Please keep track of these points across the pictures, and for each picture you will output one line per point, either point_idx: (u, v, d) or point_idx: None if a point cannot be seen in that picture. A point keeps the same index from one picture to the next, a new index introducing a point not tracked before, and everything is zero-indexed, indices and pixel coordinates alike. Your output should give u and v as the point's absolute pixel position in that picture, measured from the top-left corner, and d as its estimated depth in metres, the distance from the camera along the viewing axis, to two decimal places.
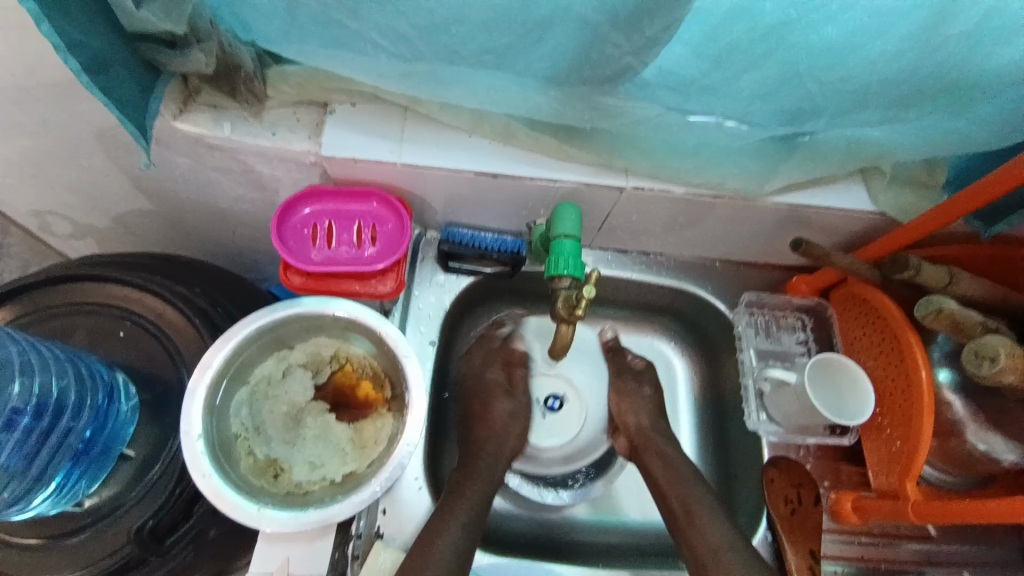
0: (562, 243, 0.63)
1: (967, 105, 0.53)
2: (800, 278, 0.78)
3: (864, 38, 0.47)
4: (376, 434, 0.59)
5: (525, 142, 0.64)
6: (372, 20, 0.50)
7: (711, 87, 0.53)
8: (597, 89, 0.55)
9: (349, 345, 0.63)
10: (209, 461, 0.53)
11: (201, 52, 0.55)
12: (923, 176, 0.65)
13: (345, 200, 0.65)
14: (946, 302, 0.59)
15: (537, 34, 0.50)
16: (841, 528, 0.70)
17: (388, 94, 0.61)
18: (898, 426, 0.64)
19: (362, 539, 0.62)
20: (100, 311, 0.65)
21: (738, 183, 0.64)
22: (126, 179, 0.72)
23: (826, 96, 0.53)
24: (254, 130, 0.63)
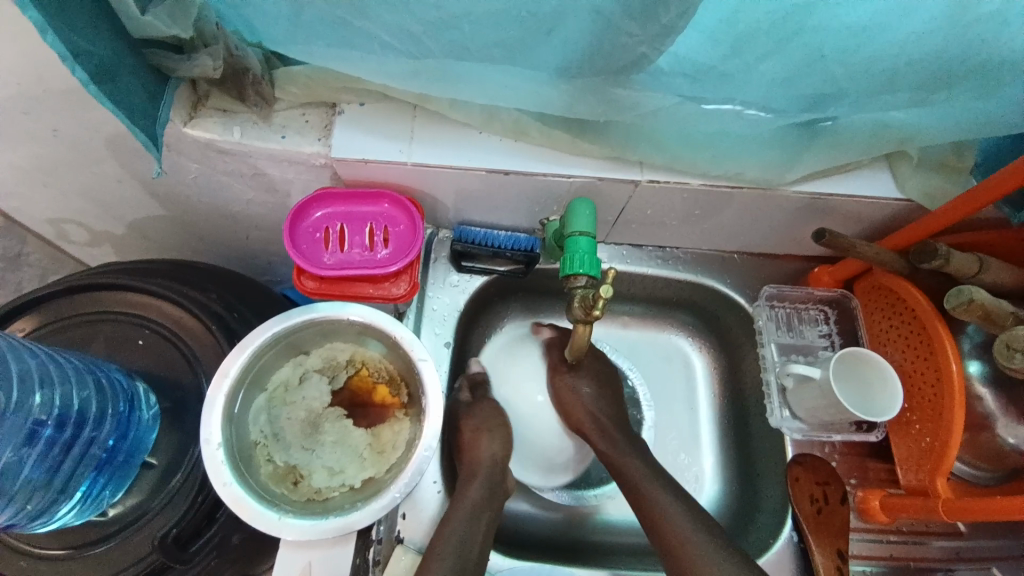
0: (577, 241, 0.61)
1: (1002, 85, 0.51)
2: (823, 270, 0.77)
3: (891, 17, 0.45)
4: (394, 438, 0.59)
5: (538, 138, 0.62)
6: (378, 19, 0.49)
7: (731, 74, 0.51)
8: (611, 81, 0.53)
9: (365, 349, 0.63)
10: (230, 469, 0.53)
11: (208, 57, 0.55)
12: (952, 161, 0.63)
13: (356, 202, 0.64)
14: (977, 291, 0.56)
15: (548, 28, 0.48)
16: (868, 526, 0.69)
17: (396, 92, 0.60)
18: (928, 421, 0.62)
19: (382, 543, 0.61)
20: (117, 319, 0.66)
21: (759, 174, 0.62)
22: (138, 185, 0.72)
23: (852, 81, 0.51)
24: (263, 134, 0.62)
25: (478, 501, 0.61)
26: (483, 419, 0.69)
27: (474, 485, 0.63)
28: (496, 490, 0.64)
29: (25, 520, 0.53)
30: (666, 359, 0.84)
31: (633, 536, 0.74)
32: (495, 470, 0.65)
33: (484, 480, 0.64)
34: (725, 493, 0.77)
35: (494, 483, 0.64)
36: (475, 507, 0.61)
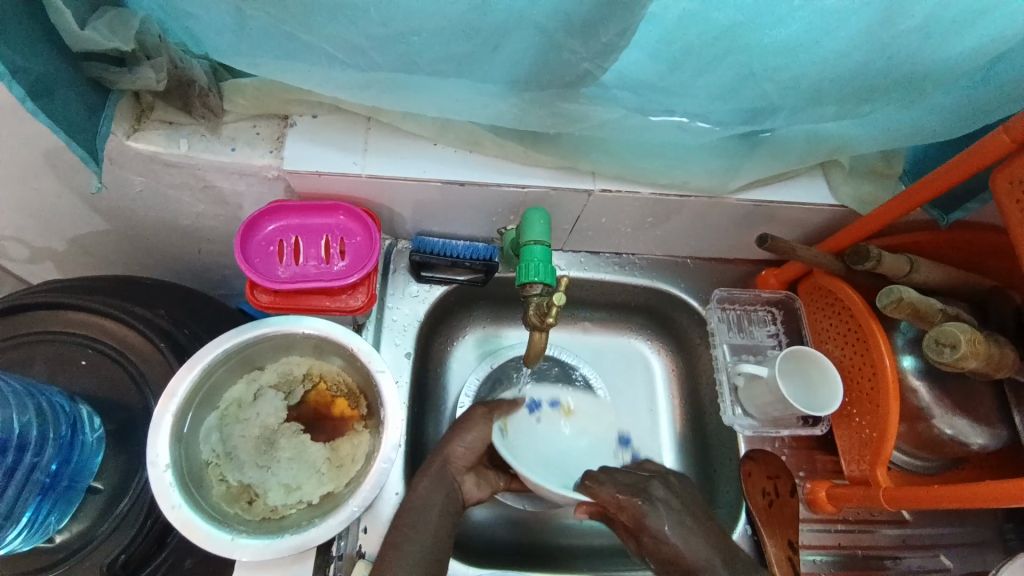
0: (533, 249, 0.62)
1: (920, 96, 0.55)
2: (770, 271, 0.80)
3: (815, 37, 0.47)
4: (353, 452, 0.58)
5: (491, 149, 0.63)
6: (325, 33, 0.49)
7: (671, 89, 0.54)
8: (559, 94, 0.55)
9: (322, 363, 0.62)
10: (179, 491, 0.51)
11: (150, 70, 0.54)
12: (882, 167, 0.67)
13: (311, 214, 0.63)
14: (905, 290, 0.58)
15: (494, 43, 0.49)
16: (817, 516, 0.71)
17: (348, 104, 0.60)
18: (867, 415, 0.65)
19: (343, 560, 0.60)
20: (57, 339, 0.63)
21: (703, 182, 0.65)
22: (79, 199, 0.69)
23: (784, 95, 0.54)
24: (211, 146, 0.61)
25: (425, 496, 0.60)
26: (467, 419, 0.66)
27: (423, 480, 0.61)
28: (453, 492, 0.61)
29: None
30: (627, 363, 0.86)
31: (598, 539, 0.75)
32: (451, 468, 0.62)
33: (431, 479, 0.61)
34: None
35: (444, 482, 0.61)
36: (421, 503, 0.59)
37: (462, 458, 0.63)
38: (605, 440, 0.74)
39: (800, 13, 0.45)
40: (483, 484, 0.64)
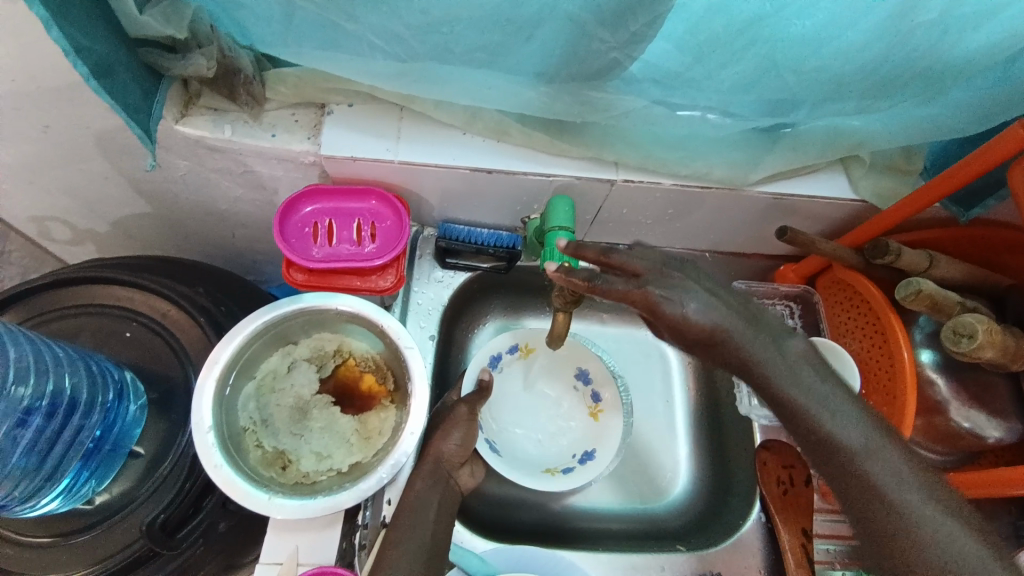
0: (556, 234, 0.64)
1: (942, 91, 0.56)
2: (788, 267, 0.82)
3: (838, 29, 0.49)
4: (380, 425, 0.60)
5: (517, 138, 0.66)
6: (368, 22, 0.51)
7: (695, 81, 0.55)
8: (586, 85, 0.57)
9: (352, 340, 0.65)
10: (220, 452, 0.54)
11: (201, 56, 0.58)
12: (901, 164, 0.68)
13: (344, 198, 0.66)
14: (924, 282, 0.59)
15: (526, 33, 0.51)
16: (831, 507, 0.72)
17: (383, 92, 0.63)
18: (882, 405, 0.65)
19: (368, 528, 0.63)
20: (103, 312, 0.67)
21: (724, 173, 0.67)
22: (125, 182, 0.73)
23: (805, 87, 0.55)
24: (253, 132, 0.64)
25: (423, 493, 0.58)
26: (452, 417, 0.64)
27: (420, 477, 0.60)
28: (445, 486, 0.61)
29: (12, 505, 0.54)
30: (645, 355, 0.87)
31: (616, 523, 0.76)
32: (443, 466, 0.61)
33: (430, 475, 0.60)
34: (699, 483, 0.79)
35: (443, 478, 0.61)
36: (423, 499, 0.58)
37: (459, 455, 0.63)
38: (559, 375, 0.81)
39: (824, 7, 0.47)
40: (476, 474, 0.65)
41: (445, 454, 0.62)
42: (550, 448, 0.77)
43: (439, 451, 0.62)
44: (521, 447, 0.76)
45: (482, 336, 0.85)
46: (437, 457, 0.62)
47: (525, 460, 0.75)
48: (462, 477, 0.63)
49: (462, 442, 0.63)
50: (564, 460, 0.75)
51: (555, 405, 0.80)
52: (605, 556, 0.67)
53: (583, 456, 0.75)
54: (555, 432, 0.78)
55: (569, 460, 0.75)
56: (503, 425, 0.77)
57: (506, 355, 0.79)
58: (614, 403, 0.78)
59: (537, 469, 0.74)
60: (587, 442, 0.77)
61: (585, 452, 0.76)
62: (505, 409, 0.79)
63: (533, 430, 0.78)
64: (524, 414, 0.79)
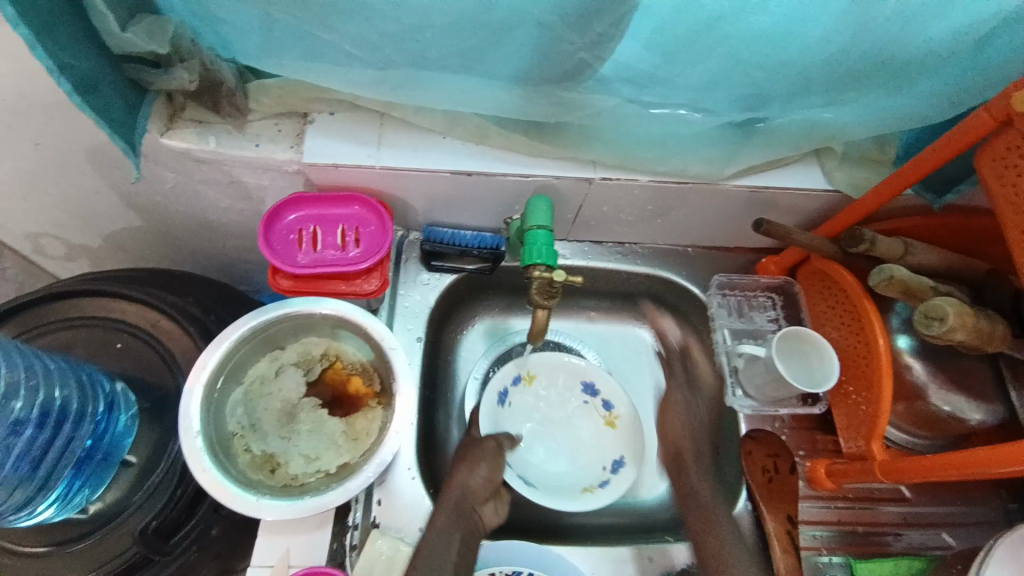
0: (535, 234, 0.64)
1: (908, 81, 0.57)
2: (771, 259, 0.83)
3: (799, 24, 0.50)
4: (368, 426, 0.61)
5: (497, 141, 0.67)
6: (344, 32, 0.53)
7: (670, 80, 0.57)
8: (560, 86, 0.58)
9: (339, 343, 0.66)
10: (208, 455, 0.55)
11: (184, 70, 0.59)
12: (876, 155, 0.69)
13: (328, 205, 0.68)
14: (897, 269, 0.60)
15: (499, 36, 0.52)
16: (816, 493, 0.73)
17: (364, 100, 0.64)
18: (863, 389, 0.66)
19: (359, 529, 0.64)
20: (95, 324, 0.68)
21: (701, 169, 0.68)
22: (115, 196, 0.74)
23: (772, 81, 0.57)
24: (239, 142, 0.65)
25: (445, 531, 0.62)
26: (476, 452, 0.70)
27: (443, 513, 0.64)
28: (466, 520, 0.65)
29: (6, 514, 0.55)
30: (632, 350, 0.88)
31: (607, 517, 0.77)
32: (468, 501, 0.66)
33: (451, 511, 0.64)
34: None
35: (466, 513, 0.65)
36: (443, 538, 0.62)
37: (484, 490, 0.68)
38: (570, 390, 0.80)
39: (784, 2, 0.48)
40: (500, 510, 0.70)
41: (471, 488, 0.67)
42: (580, 468, 0.76)
43: (464, 484, 0.67)
44: (548, 474, 0.76)
45: (473, 343, 0.85)
46: (461, 490, 0.66)
47: (555, 485, 0.74)
48: (484, 512, 0.68)
49: (486, 477, 0.69)
50: (593, 478, 0.75)
51: (568, 421, 0.79)
52: (595, 550, 0.68)
53: (613, 467, 0.75)
54: (575, 449, 0.78)
55: (599, 474, 0.75)
56: (525, 454, 0.77)
57: (511, 386, 0.78)
58: (625, 409, 0.77)
59: (573, 490, 0.73)
60: (613, 453, 0.77)
61: (614, 463, 0.76)
62: (525, 429, 0.79)
63: (556, 453, 0.77)
64: (541, 433, 0.79)
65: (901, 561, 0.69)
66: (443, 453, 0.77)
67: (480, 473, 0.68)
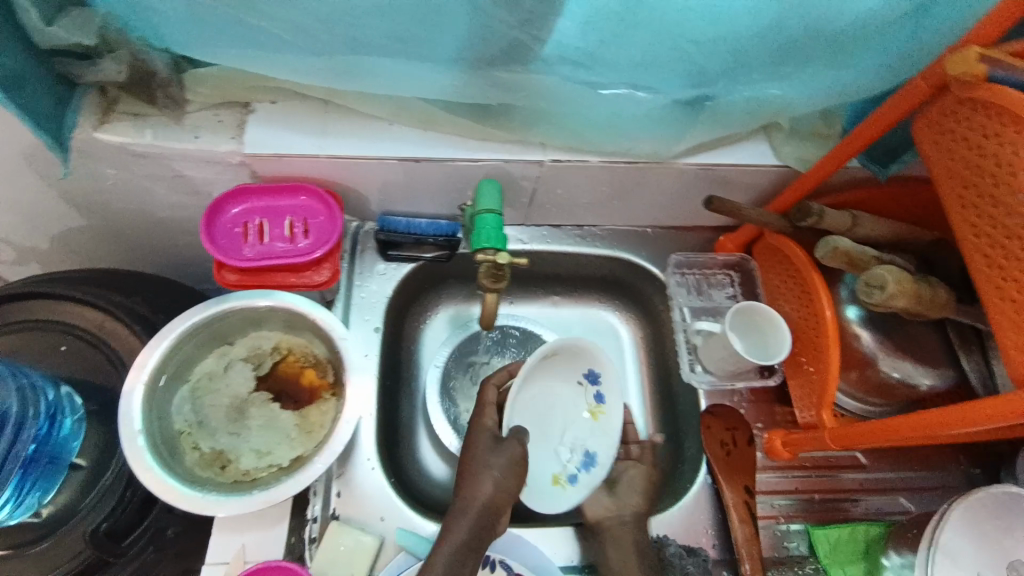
0: (484, 218, 0.64)
1: (844, 51, 0.58)
2: (727, 237, 0.84)
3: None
4: (321, 418, 0.61)
5: (444, 125, 0.67)
6: (269, 14, 0.51)
7: (607, 58, 0.57)
8: (498, 67, 0.58)
9: (290, 336, 0.66)
10: (152, 455, 0.54)
11: (112, 62, 0.57)
12: (822, 128, 0.70)
13: (273, 197, 0.67)
14: (840, 240, 0.61)
15: (426, 15, 0.52)
16: (775, 464, 0.74)
17: (304, 88, 0.63)
18: (813, 360, 0.68)
19: (318, 522, 0.63)
20: (38, 327, 0.66)
21: (649, 147, 0.68)
22: (58, 197, 0.71)
23: (707, 55, 0.57)
24: (177, 134, 0.63)
25: (458, 552, 0.56)
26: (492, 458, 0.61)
27: (457, 530, 0.57)
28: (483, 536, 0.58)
29: None
30: (597, 333, 0.88)
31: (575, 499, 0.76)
32: (485, 515, 0.58)
33: (469, 526, 0.57)
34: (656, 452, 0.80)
35: (484, 529, 0.58)
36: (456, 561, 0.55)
37: (503, 500, 0.59)
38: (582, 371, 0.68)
39: None
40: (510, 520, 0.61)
41: (489, 502, 0.59)
42: (552, 457, 0.68)
43: (481, 496, 0.59)
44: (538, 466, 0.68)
45: (436, 330, 0.85)
46: (478, 504, 0.58)
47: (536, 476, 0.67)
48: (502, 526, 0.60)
49: (507, 487, 0.59)
50: (553, 468, 0.68)
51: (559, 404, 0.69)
52: (557, 530, 0.68)
53: (582, 458, 0.68)
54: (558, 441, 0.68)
55: (568, 459, 0.68)
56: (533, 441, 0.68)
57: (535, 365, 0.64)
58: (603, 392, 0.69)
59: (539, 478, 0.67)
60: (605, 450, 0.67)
61: (584, 454, 0.68)
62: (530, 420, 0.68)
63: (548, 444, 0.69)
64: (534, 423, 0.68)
65: (858, 526, 0.70)
66: (409, 442, 0.77)
67: (500, 486, 0.59)
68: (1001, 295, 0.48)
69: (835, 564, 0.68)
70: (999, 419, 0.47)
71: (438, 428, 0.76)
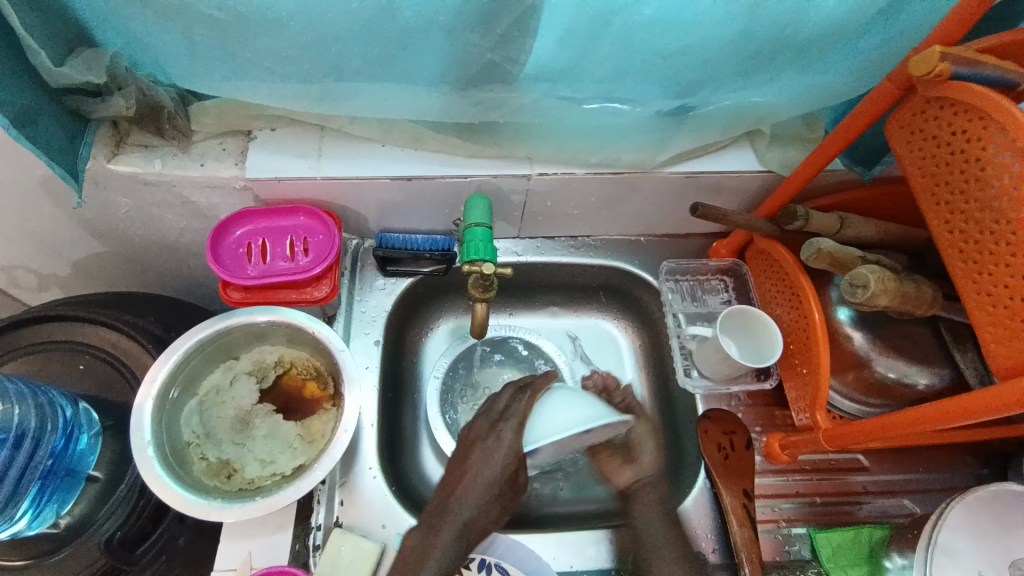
0: (473, 231, 0.67)
1: (814, 57, 0.59)
2: (720, 243, 0.84)
3: (687, 10, 0.52)
4: (322, 428, 0.64)
5: (433, 144, 0.70)
6: (259, 48, 0.55)
7: (582, 73, 0.59)
8: (479, 86, 0.61)
9: (292, 350, 0.68)
10: (160, 464, 0.57)
11: (121, 98, 0.61)
12: (805, 132, 0.71)
13: (274, 218, 0.70)
14: (823, 241, 0.62)
15: (404, 42, 0.55)
16: (775, 468, 0.74)
17: (300, 114, 0.67)
18: (806, 360, 0.68)
19: (322, 529, 0.65)
20: (57, 348, 0.70)
21: (632, 157, 0.70)
22: (77, 225, 0.76)
23: (677, 67, 0.59)
24: (183, 162, 0.68)
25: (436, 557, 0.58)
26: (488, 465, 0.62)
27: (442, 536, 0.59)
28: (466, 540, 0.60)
29: None
30: (595, 341, 0.89)
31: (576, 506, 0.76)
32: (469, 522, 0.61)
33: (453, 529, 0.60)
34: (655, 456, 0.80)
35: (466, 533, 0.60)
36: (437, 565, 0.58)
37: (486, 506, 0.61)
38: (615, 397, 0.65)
39: None
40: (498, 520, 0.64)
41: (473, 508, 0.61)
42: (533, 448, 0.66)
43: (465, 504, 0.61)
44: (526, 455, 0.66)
45: (437, 341, 0.87)
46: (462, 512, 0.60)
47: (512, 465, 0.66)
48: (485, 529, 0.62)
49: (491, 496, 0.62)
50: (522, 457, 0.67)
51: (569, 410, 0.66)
52: (555, 536, 0.69)
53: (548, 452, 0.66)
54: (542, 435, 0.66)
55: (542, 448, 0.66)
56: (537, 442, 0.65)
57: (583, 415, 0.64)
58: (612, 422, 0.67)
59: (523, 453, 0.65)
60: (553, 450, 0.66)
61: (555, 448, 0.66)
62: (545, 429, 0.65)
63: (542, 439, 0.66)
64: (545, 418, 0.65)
65: (862, 529, 0.69)
66: (411, 452, 0.78)
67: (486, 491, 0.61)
68: (978, 288, 0.49)
69: (837, 567, 0.67)
70: (982, 413, 0.47)
71: (438, 436, 0.77)
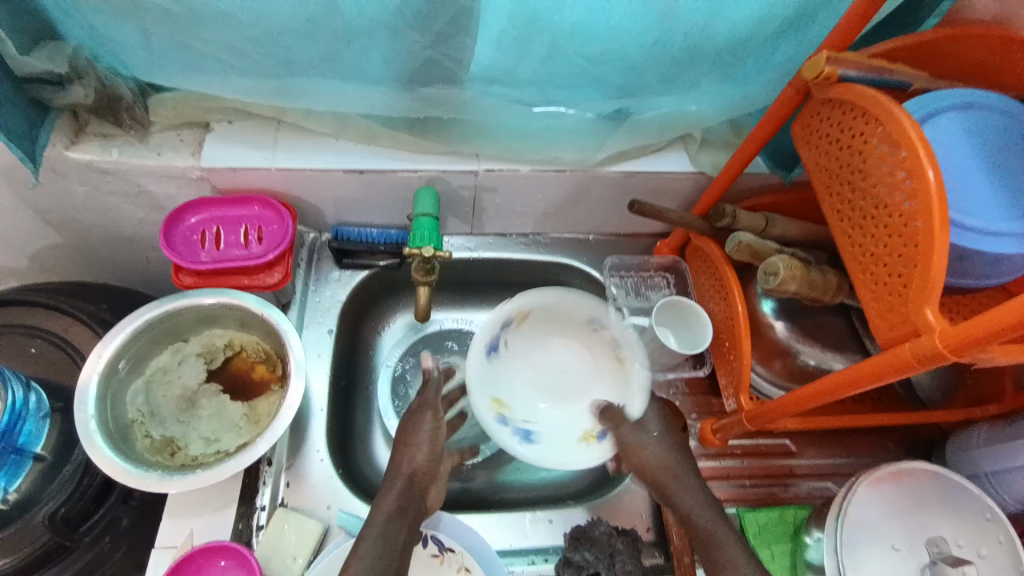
0: (421, 222, 0.72)
1: (732, 65, 0.65)
2: (663, 242, 0.89)
3: (604, 18, 0.58)
4: (268, 408, 0.66)
5: (385, 141, 0.73)
6: (213, 42, 0.58)
7: (520, 75, 0.64)
8: (425, 84, 0.65)
9: (240, 334, 0.70)
10: (101, 437, 0.58)
11: (80, 87, 0.63)
12: (733, 138, 0.77)
13: (227, 207, 0.72)
14: (743, 235, 0.67)
15: (349, 40, 0.59)
16: (708, 451, 0.78)
17: (258, 108, 0.70)
18: (734, 348, 0.72)
19: (266, 510, 0.67)
20: (6, 331, 0.71)
21: (573, 156, 0.74)
22: (34, 216, 0.77)
23: (606, 69, 0.64)
24: (140, 152, 0.70)
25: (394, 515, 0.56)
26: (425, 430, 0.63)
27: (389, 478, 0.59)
28: (415, 502, 0.58)
29: None
30: None
31: (521, 491, 0.79)
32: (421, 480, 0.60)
33: (402, 487, 0.58)
34: None
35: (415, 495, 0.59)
36: (382, 514, 0.56)
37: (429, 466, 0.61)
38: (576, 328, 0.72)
39: None
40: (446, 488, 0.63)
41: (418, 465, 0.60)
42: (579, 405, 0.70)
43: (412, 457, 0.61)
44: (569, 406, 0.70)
45: (394, 331, 0.89)
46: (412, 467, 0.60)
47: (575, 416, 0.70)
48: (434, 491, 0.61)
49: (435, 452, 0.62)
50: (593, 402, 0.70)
51: (575, 357, 0.73)
52: (496, 515, 0.71)
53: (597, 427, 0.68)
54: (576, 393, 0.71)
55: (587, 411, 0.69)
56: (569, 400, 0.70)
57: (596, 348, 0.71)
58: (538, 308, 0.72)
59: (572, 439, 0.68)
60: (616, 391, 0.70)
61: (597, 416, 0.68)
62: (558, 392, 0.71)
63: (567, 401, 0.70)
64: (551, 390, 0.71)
65: (787, 509, 0.73)
66: (361, 439, 0.80)
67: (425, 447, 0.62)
68: (865, 271, 0.53)
69: (762, 543, 0.71)
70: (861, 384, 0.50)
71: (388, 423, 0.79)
